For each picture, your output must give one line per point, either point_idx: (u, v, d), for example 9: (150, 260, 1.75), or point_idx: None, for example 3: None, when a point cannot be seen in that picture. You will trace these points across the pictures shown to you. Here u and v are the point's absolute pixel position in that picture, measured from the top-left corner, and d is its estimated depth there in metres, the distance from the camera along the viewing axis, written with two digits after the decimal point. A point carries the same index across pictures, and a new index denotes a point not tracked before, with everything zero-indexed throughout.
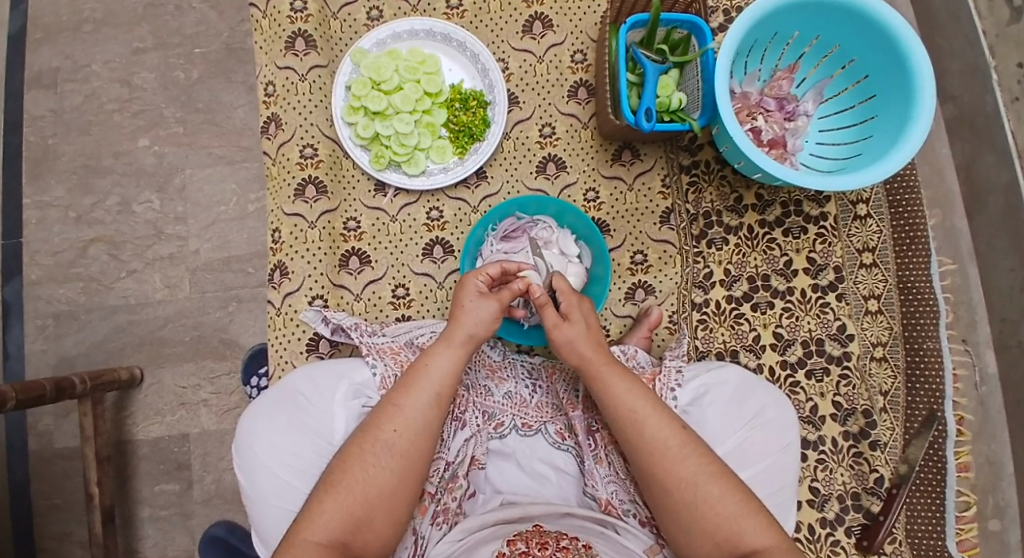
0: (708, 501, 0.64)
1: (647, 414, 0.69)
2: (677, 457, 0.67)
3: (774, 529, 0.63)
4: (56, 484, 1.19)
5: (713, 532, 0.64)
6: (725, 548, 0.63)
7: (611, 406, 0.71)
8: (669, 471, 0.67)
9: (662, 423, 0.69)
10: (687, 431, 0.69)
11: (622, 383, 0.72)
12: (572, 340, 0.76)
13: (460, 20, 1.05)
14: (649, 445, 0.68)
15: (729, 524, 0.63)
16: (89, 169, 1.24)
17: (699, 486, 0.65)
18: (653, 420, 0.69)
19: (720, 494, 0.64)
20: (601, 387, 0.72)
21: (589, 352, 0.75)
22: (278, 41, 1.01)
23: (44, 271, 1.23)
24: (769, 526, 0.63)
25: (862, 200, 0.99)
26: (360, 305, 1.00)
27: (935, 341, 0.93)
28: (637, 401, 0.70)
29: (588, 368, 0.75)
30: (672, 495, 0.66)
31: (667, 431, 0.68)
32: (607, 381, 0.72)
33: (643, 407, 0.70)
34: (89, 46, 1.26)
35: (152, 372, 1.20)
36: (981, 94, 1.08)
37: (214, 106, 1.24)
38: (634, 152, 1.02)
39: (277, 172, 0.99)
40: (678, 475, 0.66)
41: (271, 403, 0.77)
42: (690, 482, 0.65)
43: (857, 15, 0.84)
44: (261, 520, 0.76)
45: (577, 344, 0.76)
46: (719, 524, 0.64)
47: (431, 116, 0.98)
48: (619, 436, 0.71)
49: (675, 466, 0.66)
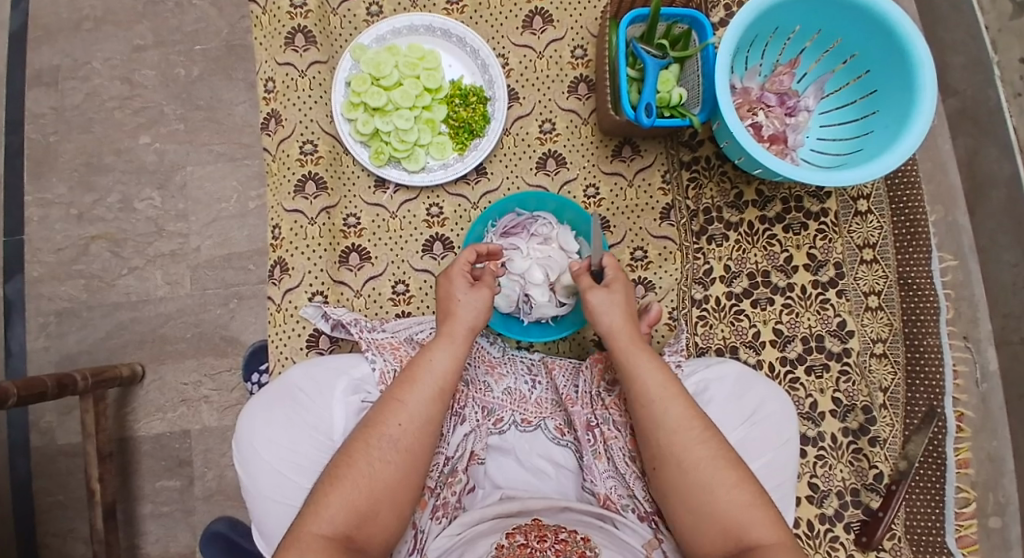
0: (723, 485, 0.64)
1: (674, 391, 0.70)
2: (697, 438, 0.67)
3: (779, 525, 0.63)
4: (58, 481, 1.19)
5: (723, 518, 0.63)
6: (729, 537, 0.63)
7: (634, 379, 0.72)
8: (688, 450, 0.67)
9: (689, 405, 0.69)
10: (707, 417, 0.70)
11: (649, 360, 0.72)
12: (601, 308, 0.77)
13: (460, 16, 1.04)
14: (672, 423, 0.68)
15: (738, 511, 0.63)
16: (90, 166, 1.25)
17: (713, 470, 0.65)
18: (681, 400, 0.69)
19: (734, 481, 0.64)
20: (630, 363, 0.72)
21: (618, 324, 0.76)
22: (278, 37, 1.01)
23: (46, 268, 1.23)
24: (775, 521, 0.63)
25: (863, 196, 0.99)
26: (360, 301, 1.00)
27: (935, 338, 0.92)
28: (666, 381, 0.70)
29: (617, 342, 0.75)
30: (688, 475, 0.66)
31: (690, 412, 0.69)
32: (633, 357, 0.73)
33: (671, 387, 0.70)
34: (89, 43, 1.26)
35: (154, 369, 1.21)
36: (984, 88, 1.09)
37: (215, 103, 1.24)
38: (634, 148, 1.02)
39: (278, 168, 0.99)
40: (696, 456, 0.66)
41: (269, 399, 0.78)
42: (706, 464, 0.65)
43: (857, 10, 0.83)
44: (260, 515, 0.76)
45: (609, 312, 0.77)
46: (729, 511, 0.63)
47: (431, 112, 0.98)
48: (642, 408, 0.70)
49: (695, 446, 0.66)
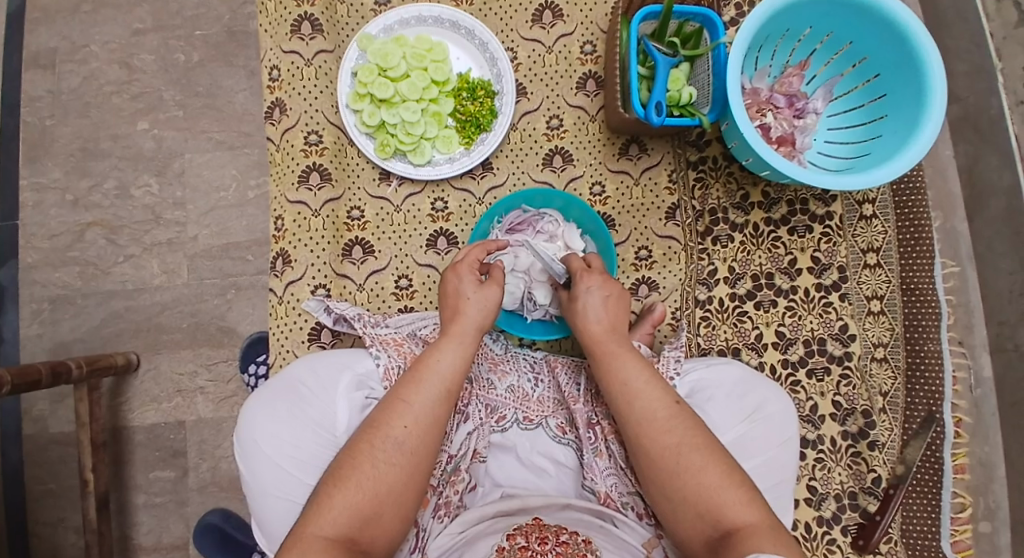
0: (690, 471, 0.63)
1: (642, 388, 0.70)
2: (663, 427, 0.66)
3: (756, 505, 0.61)
4: (50, 469, 1.18)
5: (694, 501, 0.62)
6: (706, 521, 0.61)
7: (608, 380, 0.73)
8: (655, 440, 0.66)
9: (658, 396, 0.69)
10: (680, 404, 0.69)
11: (630, 361, 0.72)
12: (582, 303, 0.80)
13: (468, 8, 1.03)
14: (638, 416, 0.68)
15: (708, 494, 0.62)
16: (86, 152, 1.22)
17: (681, 456, 0.64)
18: (648, 393, 0.69)
19: (701, 465, 0.63)
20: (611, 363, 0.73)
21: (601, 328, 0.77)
22: (284, 24, 1.00)
23: (40, 255, 1.21)
24: (750, 502, 0.61)
25: (868, 200, 0.99)
26: (363, 295, 0.99)
27: (936, 344, 0.93)
28: (634, 375, 0.71)
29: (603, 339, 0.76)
30: (657, 463, 0.66)
31: (656, 403, 0.68)
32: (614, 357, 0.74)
33: (640, 380, 0.70)
34: (88, 26, 1.24)
35: (149, 358, 1.19)
36: (986, 96, 1.09)
37: (215, 90, 1.22)
38: (642, 147, 1.02)
39: (281, 158, 0.98)
40: (662, 445, 0.66)
41: (271, 393, 0.77)
42: (673, 452, 0.65)
43: (872, 13, 0.83)
44: (261, 511, 0.75)
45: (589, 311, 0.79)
46: (700, 494, 0.62)
47: (438, 105, 0.97)
48: (614, 407, 0.71)
49: (661, 436, 0.66)
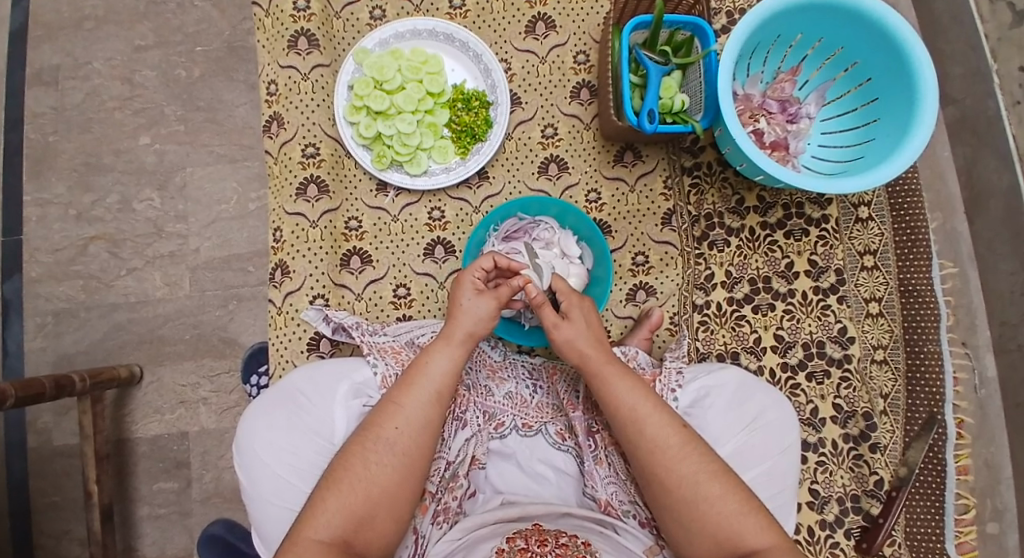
0: (709, 499, 0.65)
1: (642, 410, 0.69)
2: (677, 456, 0.67)
3: (774, 529, 0.64)
4: (54, 482, 1.19)
5: (714, 531, 0.64)
6: (726, 547, 0.64)
7: (606, 396, 0.72)
8: (670, 469, 0.67)
9: (666, 422, 0.69)
10: (688, 428, 0.70)
11: (622, 380, 0.71)
12: (573, 340, 0.75)
13: (463, 20, 1.05)
14: (650, 444, 0.68)
15: (730, 522, 0.64)
16: (89, 166, 1.24)
17: (700, 485, 0.65)
18: (658, 418, 0.69)
19: (720, 494, 0.65)
20: (602, 387, 0.72)
21: (588, 353, 0.75)
22: (281, 39, 1.01)
23: (44, 268, 1.23)
24: (769, 527, 0.64)
25: (864, 203, 0.99)
26: (361, 305, 1.00)
27: (935, 345, 0.93)
28: (639, 399, 0.70)
29: (586, 367, 0.74)
30: (674, 492, 0.66)
31: (667, 429, 0.68)
32: (607, 380, 0.72)
33: (645, 405, 0.70)
34: (90, 43, 1.26)
35: (152, 371, 1.20)
36: (983, 97, 1.09)
37: (216, 104, 1.24)
38: (636, 154, 1.02)
39: (279, 171, 0.99)
40: (678, 475, 0.66)
41: (270, 402, 0.77)
42: (690, 481, 0.66)
43: (862, 19, 0.84)
44: (260, 519, 0.76)
45: (577, 342, 0.75)
46: (721, 524, 0.64)
47: (434, 116, 0.98)
48: (619, 429, 0.71)
49: (678, 464, 0.67)
